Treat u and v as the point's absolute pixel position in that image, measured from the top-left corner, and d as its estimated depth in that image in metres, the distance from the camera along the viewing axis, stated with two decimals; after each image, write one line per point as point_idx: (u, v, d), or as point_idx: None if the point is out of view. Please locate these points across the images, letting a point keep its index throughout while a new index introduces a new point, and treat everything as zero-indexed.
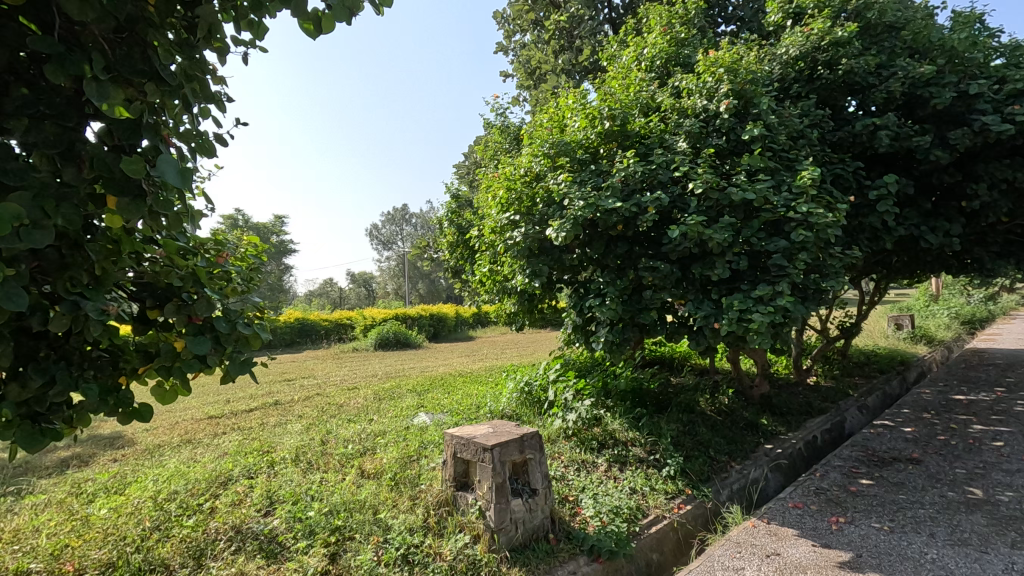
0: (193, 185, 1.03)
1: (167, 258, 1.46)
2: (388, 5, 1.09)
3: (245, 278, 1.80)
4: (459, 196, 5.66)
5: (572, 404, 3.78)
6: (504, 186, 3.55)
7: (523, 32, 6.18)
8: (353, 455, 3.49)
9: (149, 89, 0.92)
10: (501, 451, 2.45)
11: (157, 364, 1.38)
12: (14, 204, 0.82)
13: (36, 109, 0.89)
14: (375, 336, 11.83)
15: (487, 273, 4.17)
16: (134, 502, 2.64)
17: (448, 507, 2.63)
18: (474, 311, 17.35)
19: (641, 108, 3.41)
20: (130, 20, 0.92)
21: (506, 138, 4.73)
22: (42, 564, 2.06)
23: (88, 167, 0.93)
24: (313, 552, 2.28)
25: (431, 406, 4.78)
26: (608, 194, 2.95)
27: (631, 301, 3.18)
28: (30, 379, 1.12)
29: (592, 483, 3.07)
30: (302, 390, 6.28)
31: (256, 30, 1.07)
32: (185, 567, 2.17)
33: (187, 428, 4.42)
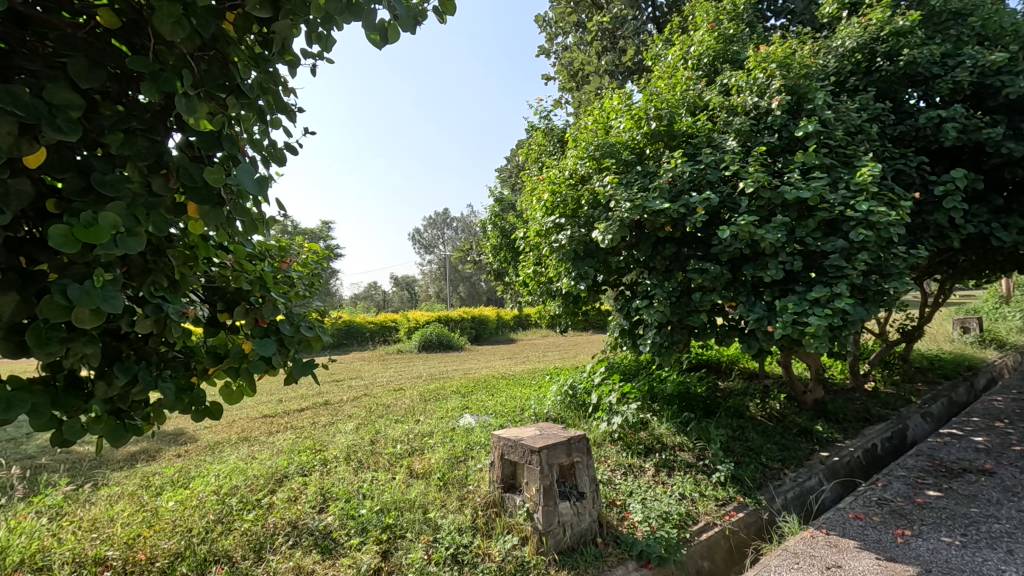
0: (267, 193, 1.08)
1: (237, 263, 1.53)
2: (451, 12, 1.11)
3: (306, 282, 1.86)
4: (502, 199, 5.71)
5: (617, 408, 3.75)
6: (549, 189, 3.56)
7: (565, 33, 6.18)
8: (402, 455, 3.57)
9: (230, 102, 0.98)
10: (549, 453, 2.46)
11: (226, 364, 1.46)
12: (112, 214, 0.87)
13: (129, 125, 0.95)
14: (418, 337, 12.05)
15: (531, 275, 4.17)
16: (199, 496, 2.77)
17: (496, 508, 2.66)
18: (515, 314, 17.41)
19: (688, 107, 3.35)
20: (214, 39, 0.97)
21: (550, 141, 4.73)
22: (118, 552, 2.18)
23: (174, 178, 1.00)
24: (366, 548, 2.34)
25: (475, 408, 4.82)
26: (656, 195, 2.91)
27: (680, 303, 3.12)
28: (116, 377, 1.19)
29: (639, 487, 3.03)
30: (350, 390, 6.46)
31: (324, 43, 1.11)
32: (246, 559, 2.27)
33: (244, 426, 4.61)
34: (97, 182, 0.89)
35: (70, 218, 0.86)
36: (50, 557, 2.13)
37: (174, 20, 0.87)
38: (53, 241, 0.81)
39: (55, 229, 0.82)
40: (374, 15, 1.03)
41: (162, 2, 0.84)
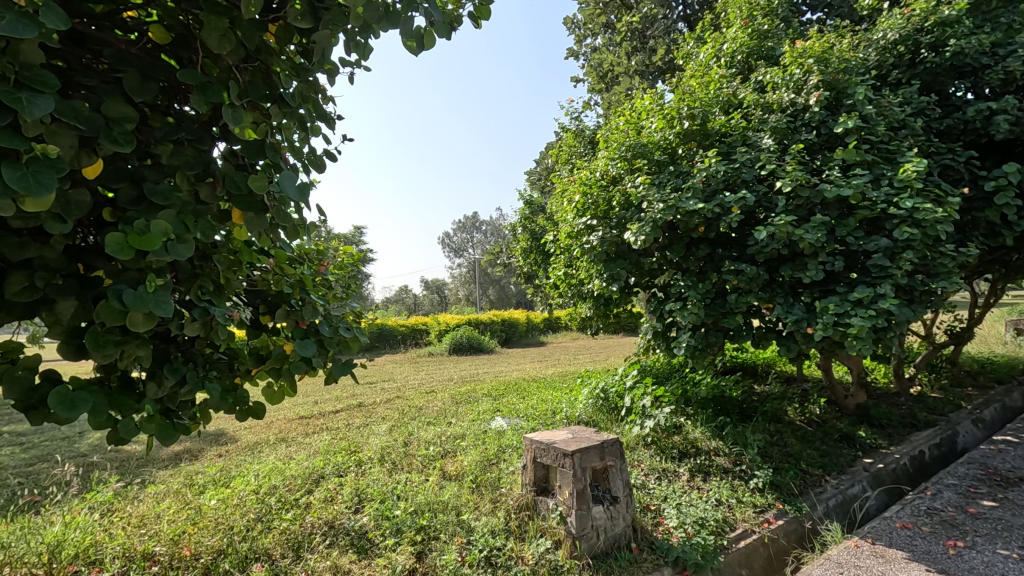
0: (308, 199, 1.10)
1: (278, 267, 1.57)
2: (486, 17, 1.11)
3: (343, 285, 1.90)
4: (532, 202, 5.72)
5: (650, 412, 3.70)
6: (580, 191, 3.55)
7: (594, 35, 6.16)
8: (435, 457, 3.60)
9: (273, 111, 1.01)
10: (582, 457, 2.45)
11: (268, 365, 1.50)
12: (163, 222, 0.91)
13: (177, 136, 0.99)
14: (449, 340, 12.15)
15: (562, 277, 4.16)
16: (240, 495, 2.85)
17: (529, 511, 2.65)
18: (545, 316, 17.37)
19: (722, 105, 3.30)
20: (258, 51, 1.00)
21: (581, 143, 4.71)
22: (165, 548, 2.26)
23: (221, 186, 1.03)
24: (401, 549, 2.37)
25: (507, 411, 4.83)
26: (689, 195, 2.87)
27: (715, 304, 3.06)
28: (166, 378, 1.23)
29: (674, 493, 2.98)
30: (383, 392, 6.56)
31: (362, 51, 1.12)
32: (286, 557, 2.33)
33: (281, 427, 4.72)
34: (149, 191, 0.93)
35: (126, 226, 0.90)
36: (102, 551, 2.23)
37: (221, 33, 0.90)
38: (109, 248, 0.85)
39: (111, 237, 0.86)
40: (411, 23, 1.04)
41: (210, 16, 0.88)
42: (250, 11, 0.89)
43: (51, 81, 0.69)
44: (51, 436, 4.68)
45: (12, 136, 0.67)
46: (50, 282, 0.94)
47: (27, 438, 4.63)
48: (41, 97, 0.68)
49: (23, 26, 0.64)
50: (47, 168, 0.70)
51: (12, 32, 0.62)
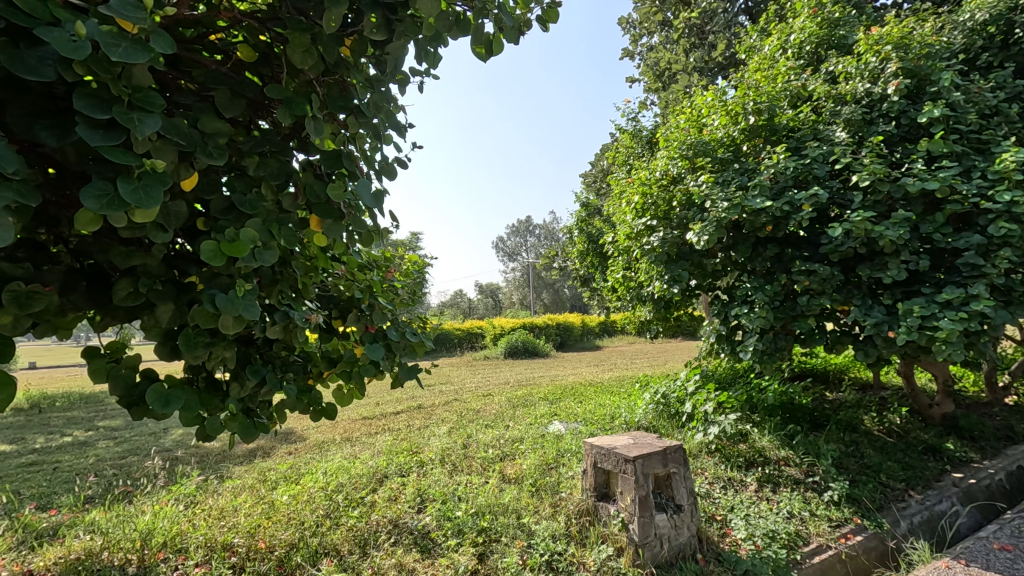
0: (382, 206, 1.13)
1: (349, 273, 1.63)
2: (554, 19, 1.11)
3: (409, 290, 1.95)
4: (588, 204, 5.67)
5: (714, 418, 3.58)
6: (640, 192, 3.49)
7: (650, 33, 6.06)
8: (494, 460, 3.62)
9: (351, 122, 1.04)
10: (644, 463, 2.41)
11: (340, 368, 1.55)
12: (251, 230, 0.96)
13: (263, 148, 1.05)
14: (505, 344, 12.23)
15: (620, 280, 4.09)
16: (309, 491, 2.97)
17: (589, 517, 2.63)
18: (600, 319, 17.16)
19: (790, 98, 3.15)
20: (336, 64, 1.04)
21: (639, 143, 4.63)
22: (243, 540, 2.39)
23: (302, 196, 1.08)
24: (463, 550, 2.40)
25: (564, 415, 4.80)
26: (755, 194, 2.77)
27: (784, 307, 2.92)
28: (248, 378, 1.30)
29: (741, 503, 2.86)
30: (441, 395, 6.66)
31: (433, 60, 1.15)
32: (353, 553, 2.40)
33: (346, 427, 4.89)
34: (239, 202, 0.99)
35: (218, 234, 0.96)
36: (187, 540, 2.38)
37: (304, 49, 0.95)
38: (204, 255, 0.91)
39: (206, 244, 0.91)
40: (481, 29, 1.06)
41: (294, 34, 0.92)
42: (331, 26, 0.92)
43: (158, 101, 0.75)
44: (141, 431, 5.07)
45: (125, 153, 0.72)
46: (151, 287, 1.01)
47: (120, 432, 5.03)
48: (150, 116, 0.73)
49: (136, 52, 0.69)
50: (156, 181, 0.76)
51: (125, 58, 0.67)
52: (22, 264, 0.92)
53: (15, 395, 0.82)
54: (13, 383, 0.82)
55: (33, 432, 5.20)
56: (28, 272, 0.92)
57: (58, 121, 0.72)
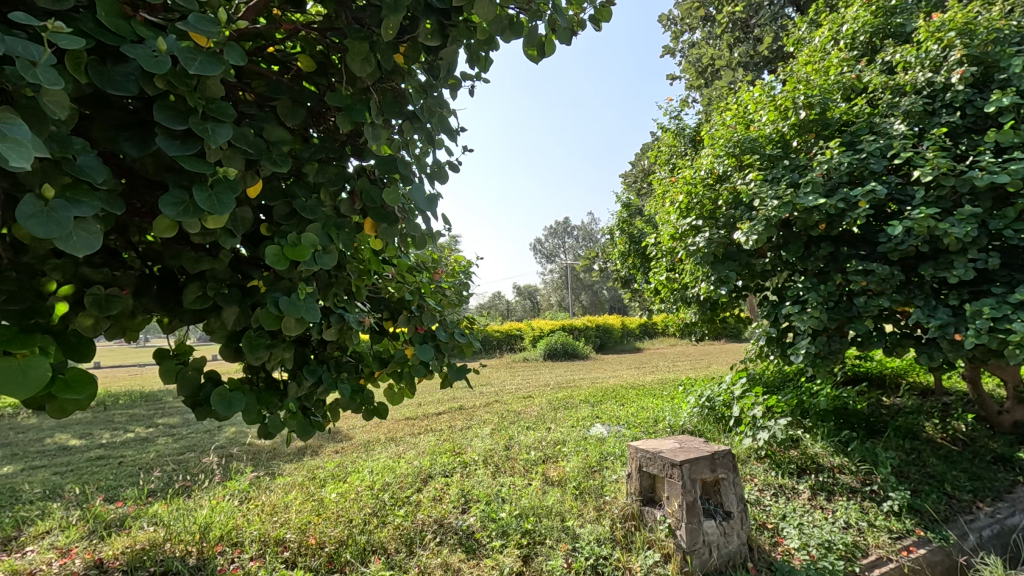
0: (436, 209, 1.15)
1: (399, 275, 1.67)
2: (607, 18, 1.10)
3: (456, 291, 1.97)
4: (629, 205, 5.61)
5: (763, 423, 3.47)
6: (684, 191, 3.43)
7: (692, 29, 5.95)
8: (537, 462, 3.62)
9: (406, 127, 1.06)
10: (691, 467, 2.37)
11: (390, 368, 1.58)
12: (312, 235, 0.99)
13: (321, 155, 1.08)
14: (544, 345, 12.23)
15: (664, 281, 4.03)
16: (357, 489, 3.03)
17: (634, 522, 2.59)
18: (640, 321, 16.91)
19: (844, 91, 3.03)
20: (391, 71, 1.06)
21: (682, 141, 4.54)
22: (295, 535, 2.46)
23: (358, 200, 1.10)
24: (508, 552, 2.40)
25: (606, 417, 4.75)
26: (807, 191, 2.68)
27: (839, 308, 2.80)
28: (304, 378, 1.34)
29: (794, 511, 2.76)
30: (481, 396, 6.70)
31: (485, 64, 1.15)
32: (399, 552, 2.44)
33: (390, 427, 4.99)
34: (300, 207, 1.02)
35: (281, 239, 0.99)
36: (242, 534, 2.47)
37: (363, 57, 0.97)
38: (269, 259, 0.94)
39: (270, 249, 0.95)
40: (534, 32, 1.06)
41: (353, 43, 0.95)
42: (388, 33, 0.94)
43: (229, 111, 0.78)
44: (197, 428, 5.30)
45: (199, 162, 0.75)
46: (218, 291, 1.05)
47: (178, 429, 5.27)
48: (222, 125, 0.76)
49: (211, 65, 0.73)
50: (227, 188, 0.79)
51: (202, 70, 0.70)
52: (101, 269, 0.97)
53: (96, 393, 0.86)
54: (94, 382, 0.86)
55: (100, 428, 5.51)
56: (107, 277, 0.97)
57: (139, 133, 0.76)
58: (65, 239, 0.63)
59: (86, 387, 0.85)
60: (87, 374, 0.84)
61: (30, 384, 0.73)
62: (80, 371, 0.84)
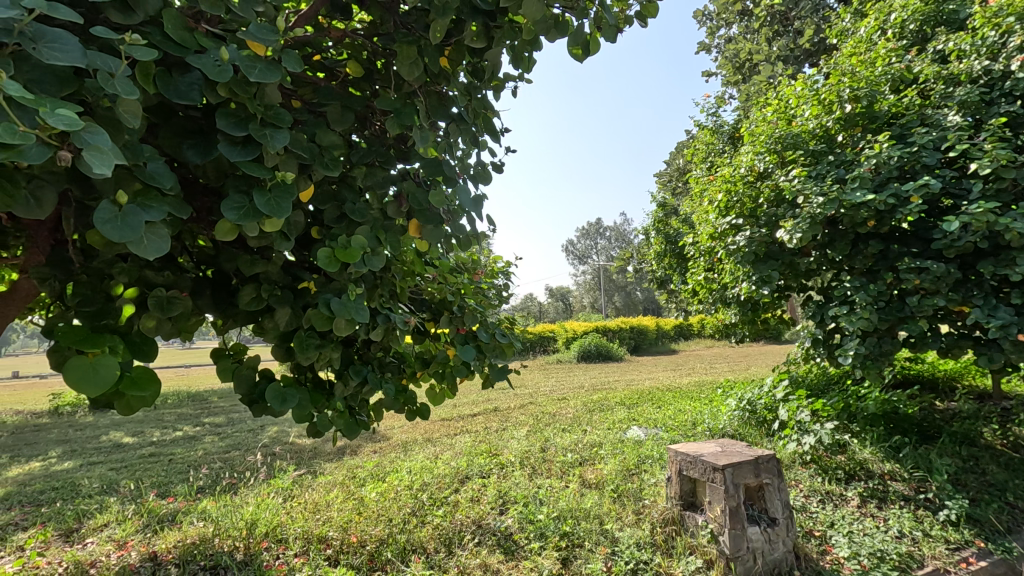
0: (481, 210, 1.15)
1: (441, 277, 1.68)
2: (653, 14, 1.08)
3: (496, 292, 1.98)
4: (665, 204, 5.53)
5: (808, 427, 3.36)
6: (724, 189, 3.36)
7: (728, 24, 5.84)
8: (573, 464, 3.59)
9: (452, 130, 1.07)
10: (734, 471, 2.32)
11: (433, 368, 1.59)
12: (361, 237, 1.01)
13: (369, 159, 1.10)
14: (578, 347, 12.17)
15: (702, 282, 3.95)
16: (396, 489, 3.07)
17: (675, 526, 2.55)
18: (675, 323, 16.62)
19: (893, 82, 2.91)
20: (437, 75, 1.07)
21: (720, 138, 4.45)
22: (337, 533, 2.51)
23: (405, 203, 1.12)
24: (546, 554, 2.39)
25: (643, 420, 4.68)
26: (855, 187, 2.59)
27: (890, 308, 2.69)
28: (351, 378, 1.36)
29: (843, 519, 2.67)
30: (516, 398, 6.71)
31: (529, 65, 1.15)
32: (439, 552, 2.45)
33: (426, 428, 5.04)
34: (349, 210, 1.04)
35: (332, 241, 1.01)
36: (287, 531, 2.53)
37: (411, 60, 0.98)
38: (321, 261, 0.96)
39: (322, 251, 0.97)
40: (580, 31, 1.05)
41: (402, 47, 0.96)
42: (436, 36, 0.95)
43: (286, 117, 0.80)
44: (241, 427, 5.46)
45: (259, 167, 0.78)
46: (271, 292, 1.08)
47: (224, 428, 5.45)
48: (279, 131, 0.78)
49: (269, 72, 0.75)
50: (284, 192, 0.81)
51: (262, 78, 0.72)
52: (163, 272, 1.01)
53: (161, 390, 0.89)
54: (159, 379, 0.88)
55: (151, 426, 5.75)
56: (168, 279, 1.00)
57: (202, 141, 0.79)
58: (137, 244, 0.66)
59: (151, 385, 0.87)
60: (151, 373, 0.86)
61: (99, 384, 0.76)
62: (145, 369, 0.86)
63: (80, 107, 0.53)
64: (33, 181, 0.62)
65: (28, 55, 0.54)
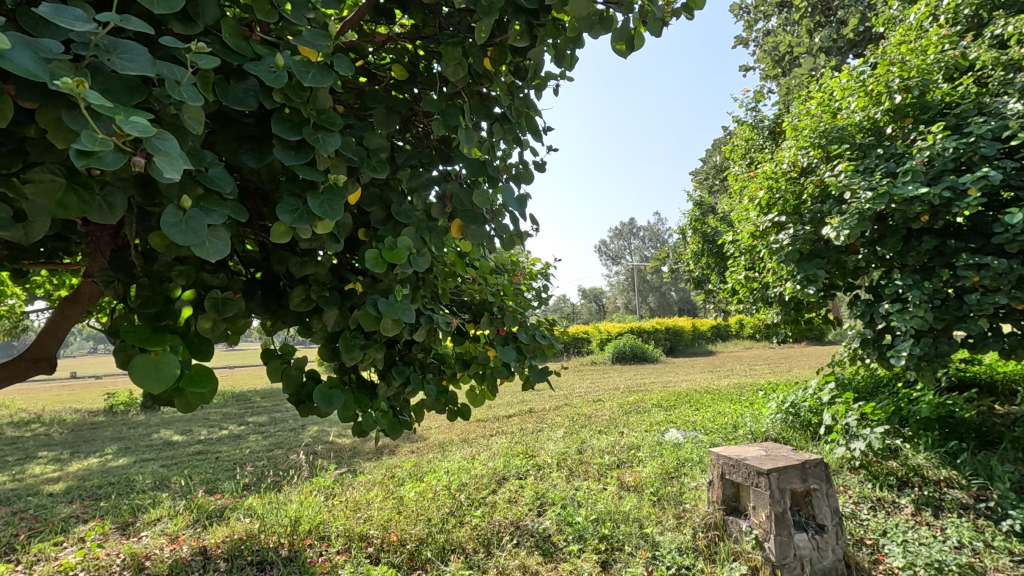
0: (525, 210, 1.15)
1: (481, 278, 1.68)
2: (699, 6, 1.06)
3: (535, 293, 1.97)
4: (702, 202, 5.43)
5: (857, 431, 3.23)
6: (765, 186, 3.27)
7: (767, 17, 5.70)
8: (611, 466, 3.55)
9: (496, 130, 1.07)
10: (780, 476, 2.25)
11: (474, 369, 1.60)
12: (407, 238, 1.02)
13: (413, 161, 1.11)
14: (612, 348, 12.06)
15: (742, 281, 3.85)
16: (435, 489, 3.10)
17: (718, 531, 2.49)
18: (712, 323, 16.28)
19: (946, 70, 2.78)
20: (480, 75, 1.07)
21: (760, 134, 4.34)
22: (377, 532, 2.54)
23: (449, 204, 1.12)
24: (585, 556, 2.37)
25: (682, 423, 4.59)
26: (906, 180, 2.49)
27: (946, 307, 2.57)
28: (394, 379, 1.38)
29: (896, 527, 2.55)
30: (551, 399, 6.69)
31: (572, 63, 1.14)
32: (478, 551, 2.46)
33: (462, 429, 5.07)
34: (395, 212, 1.06)
35: (379, 242, 1.02)
36: (329, 528, 2.58)
37: (455, 61, 0.99)
38: (369, 263, 0.98)
39: (370, 252, 0.98)
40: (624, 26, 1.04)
41: (446, 48, 0.97)
42: (480, 36, 0.96)
43: (337, 121, 0.81)
44: (283, 427, 5.60)
45: (312, 170, 0.79)
46: (320, 294, 1.10)
47: (267, 427, 5.61)
48: (331, 134, 0.80)
49: (322, 76, 0.76)
50: (336, 194, 0.83)
51: (316, 82, 0.74)
52: (218, 274, 1.05)
53: (217, 387, 0.91)
54: (215, 377, 0.90)
55: (199, 425, 5.96)
56: (223, 281, 1.04)
57: (257, 145, 0.81)
58: (200, 245, 0.68)
59: (208, 382, 0.89)
60: (209, 371, 0.89)
61: (162, 380, 0.78)
62: (203, 367, 0.89)
63: (151, 114, 0.55)
64: (105, 187, 0.65)
65: (102, 67, 0.56)
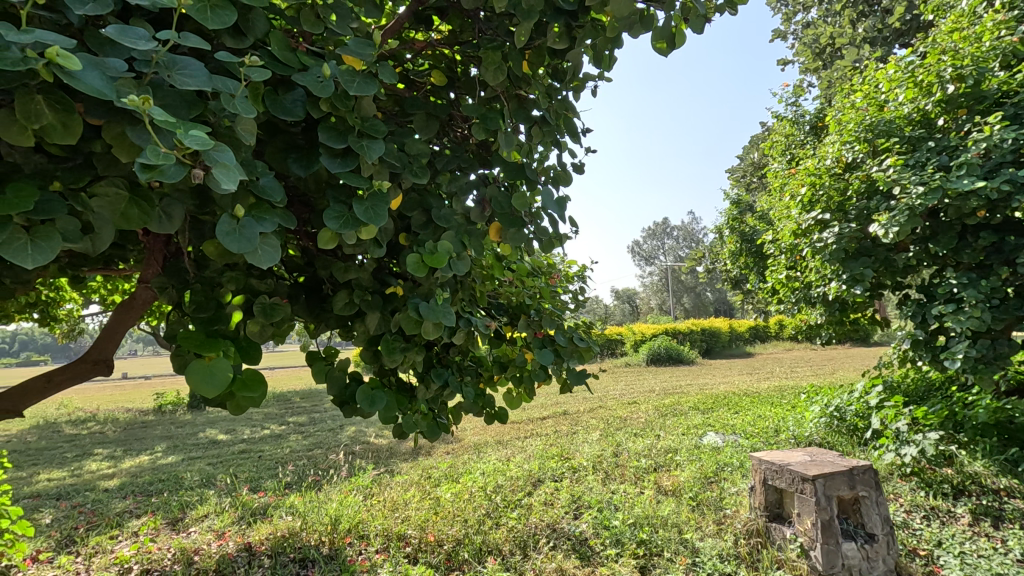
0: (564, 212, 1.14)
1: (518, 280, 1.68)
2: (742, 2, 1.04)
3: (572, 296, 1.95)
4: (740, 200, 5.30)
5: (908, 437, 3.08)
6: (807, 183, 3.17)
7: (806, 8, 5.53)
8: (648, 470, 3.50)
9: (535, 132, 1.06)
10: (826, 482, 2.18)
11: (511, 372, 1.59)
12: (447, 242, 1.03)
13: (453, 165, 1.12)
14: (647, 350, 11.88)
15: (783, 281, 3.74)
16: (470, 490, 3.12)
17: (761, 538, 2.42)
18: (750, 324, 15.87)
19: (1004, 57, 2.64)
20: (519, 78, 1.07)
21: (800, 129, 4.22)
22: (415, 532, 2.57)
23: (488, 208, 1.12)
24: (623, 561, 2.34)
25: (720, 426, 4.49)
26: (961, 174, 2.38)
27: (1005, 306, 2.44)
28: (433, 381, 1.39)
29: (952, 538, 2.44)
30: (585, 402, 6.63)
31: (611, 63, 1.13)
32: (514, 553, 2.46)
33: (496, 430, 5.08)
34: (436, 216, 1.07)
35: (420, 247, 1.03)
36: (368, 528, 2.61)
37: (494, 65, 0.99)
38: (410, 267, 0.99)
39: (411, 257, 0.99)
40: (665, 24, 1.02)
41: (486, 52, 0.98)
42: (519, 40, 0.95)
43: (380, 128, 0.83)
44: (321, 428, 5.72)
45: (356, 176, 0.81)
46: (363, 297, 1.12)
47: (306, 428, 5.74)
48: (375, 141, 0.81)
49: (367, 85, 0.78)
50: (380, 200, 0.84)
51: (361, 91, 0.76)
52: (265, 279, 1.08)
53: (266, 391, 0.94)
54: (265, 381, 0.93)
55: (242, 425, 6.14)
56: (271, 286, 1.07)
57: (304, 153, 0.83)
58: (252, 252, 0.70)
59: (258, 386, 0.92)
60: (259, 375, 0.92)
61: (215, 384, 0.81)
62: (253, 372, 0.92)
63: (208, 127, 0.57)
64: (164, 198, 0.68)
65: (163, 82, 0.59)
